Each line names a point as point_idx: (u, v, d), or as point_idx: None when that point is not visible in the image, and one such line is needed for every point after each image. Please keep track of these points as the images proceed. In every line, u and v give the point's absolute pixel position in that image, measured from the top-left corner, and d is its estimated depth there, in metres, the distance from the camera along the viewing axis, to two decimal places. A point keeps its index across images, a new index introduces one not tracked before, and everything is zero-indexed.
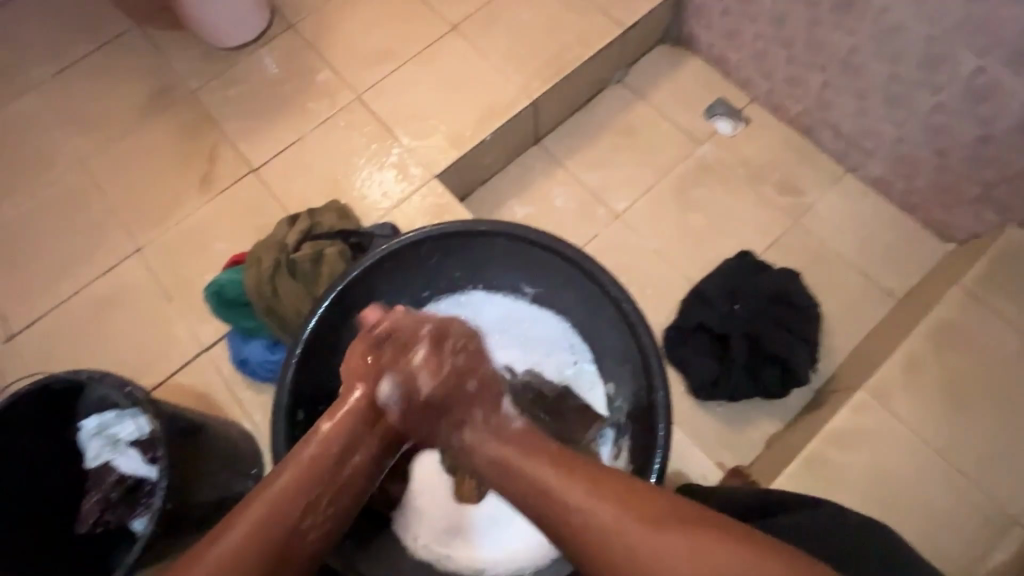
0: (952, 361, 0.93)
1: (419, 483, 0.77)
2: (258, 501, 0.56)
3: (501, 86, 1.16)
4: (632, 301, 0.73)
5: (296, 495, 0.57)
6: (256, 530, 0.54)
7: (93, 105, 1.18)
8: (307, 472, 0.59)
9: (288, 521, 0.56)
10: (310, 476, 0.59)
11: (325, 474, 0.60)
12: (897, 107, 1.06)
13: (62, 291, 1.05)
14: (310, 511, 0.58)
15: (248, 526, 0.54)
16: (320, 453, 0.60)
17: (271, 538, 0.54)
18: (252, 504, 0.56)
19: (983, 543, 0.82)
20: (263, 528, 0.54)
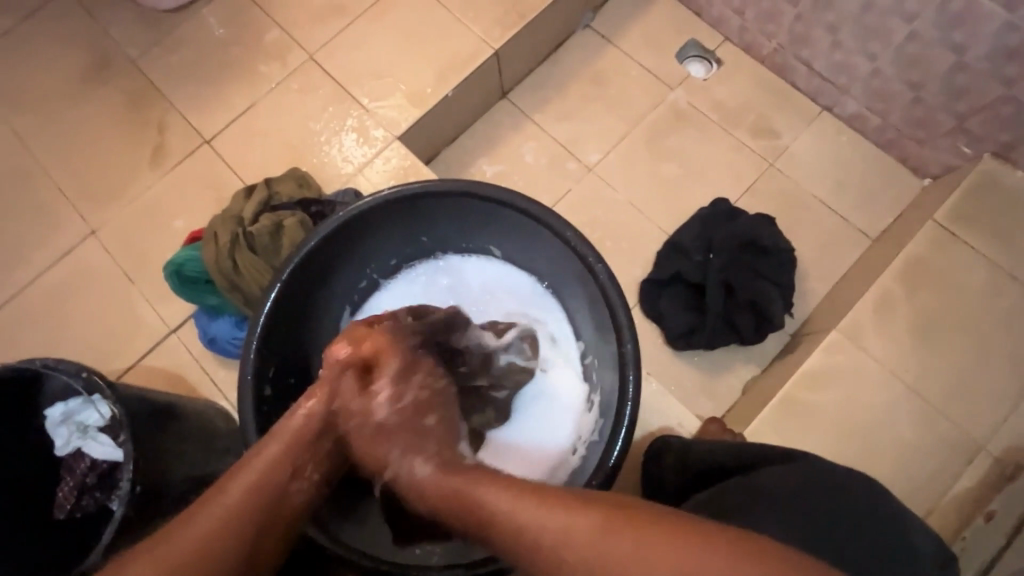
0: (923, 297, 0.93)
1: None
2: (248, 467, 0.53)
3: (461, 37, 1.10)
4: (598, 255, 0.72)
5: (280, 466, 0.54)
6: (247, 497, 0.51)
7: (27, 80, 1.11)
8: (296, 440, 0.56)
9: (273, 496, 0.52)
10: (298, 443, 0.56)
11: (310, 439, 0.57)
12: (871, 39, 1.02)
13: (18, 278, 1.02)
14: (296, 476, 0.55)
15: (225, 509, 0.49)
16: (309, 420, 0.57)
17: (258, 510, 0.51)
18: (240, 472, 0.52)
19: (950, 472, 0.85)
20: (253, 495, 0.51)
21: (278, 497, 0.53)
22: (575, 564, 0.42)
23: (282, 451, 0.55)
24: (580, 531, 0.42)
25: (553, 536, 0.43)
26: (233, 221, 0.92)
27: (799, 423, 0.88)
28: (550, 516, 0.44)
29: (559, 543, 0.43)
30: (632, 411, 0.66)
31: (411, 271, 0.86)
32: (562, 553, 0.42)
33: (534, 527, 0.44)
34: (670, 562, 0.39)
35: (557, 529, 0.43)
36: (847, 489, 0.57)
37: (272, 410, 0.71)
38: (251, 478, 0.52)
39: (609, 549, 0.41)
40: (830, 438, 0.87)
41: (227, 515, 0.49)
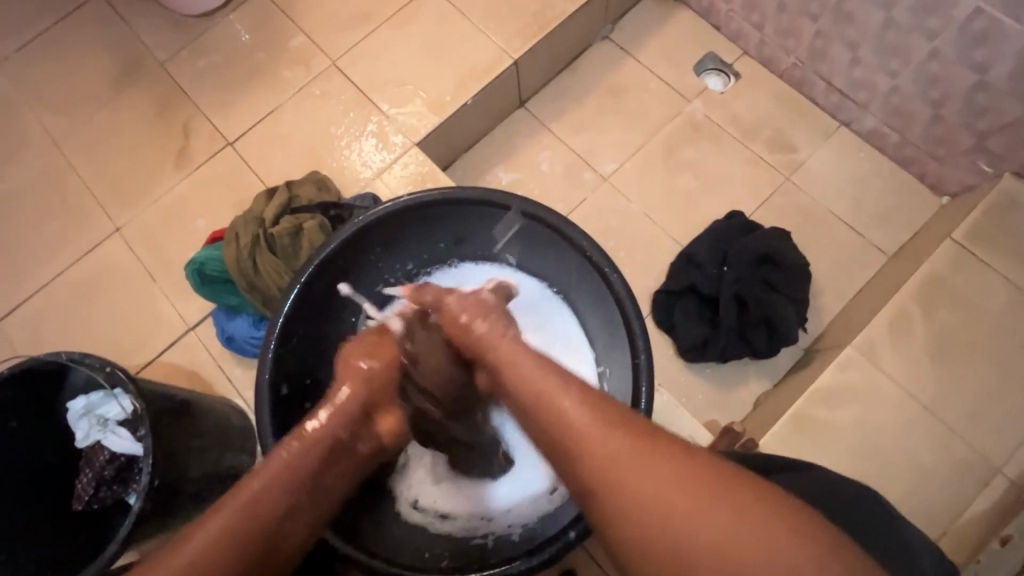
0: (940, 316, 0.93)
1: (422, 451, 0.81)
2: (242, 492, 0.48)
3: (481, 46, 1.12)
4: (614, 265, 0.72)
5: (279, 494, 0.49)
6: (242, 522, 0.47)
7: (60, 80, 1.14)
8: (290, 469, 0.51)
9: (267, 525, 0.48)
10: (293, 474, 0.51)
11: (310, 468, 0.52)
12: (891, 55, 1.02)
13: (45, 273, 1.04)
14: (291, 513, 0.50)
15: (224, 522, 0.46)
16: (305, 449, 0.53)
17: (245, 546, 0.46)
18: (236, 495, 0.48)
19: (966, 494, 0.83)
20: (245, 525, 0.47)
21: (269, 532, 0.48)
22: (615, 476, 0.44)
23: (283, 490, 0.50)
24: (629, 447, 0.45)
25: (610, 453, 0.45)
26: (254, 222, 0.94)
27: (811, 438, 0.87)
28: (606, 436, 0.46)
29: (608, 452, 0.45)
30: (644, 422, 0.66)
31: (426, 277, 0.87)
32: (607, 466, 0.45)
33: (590, 435, 0.47)
34: (710, 502, 0.41)
35: (661, 480, 0.42)
36: (859, 505, 0.57)
37: (288, 409, 0.72)
38: (245, 506, 0.48)
39: (651, 474, 0.43)
40: (843, 455, 0.86)
41: (214, 553, 0.44)
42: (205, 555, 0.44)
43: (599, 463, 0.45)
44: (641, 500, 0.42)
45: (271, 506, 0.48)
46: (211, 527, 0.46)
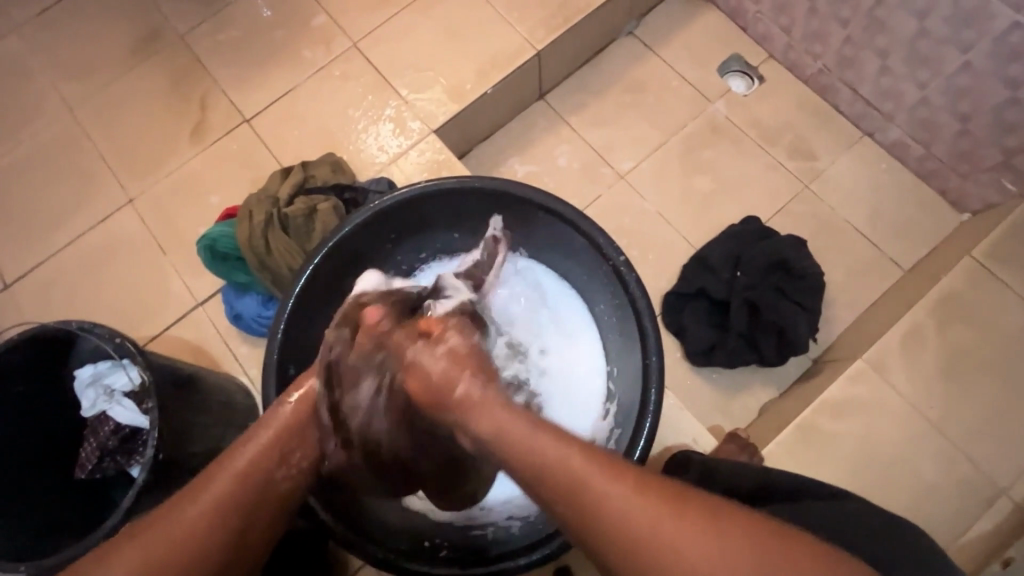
0: (955, 333, 0.91)
1: None
2: (221, 474, 0.54)
3: (505, 35, 1.11)
4: (630, 264, 0.71)
5: (259, 464, 0.56)
6: (223, 498, 0.52)
7: (79, 47, 1.14)
8: (272, 442, 0.58)
9: (251, 493, 0.53)
10: (276, 444, 0.58)
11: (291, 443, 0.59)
12: (922, 66, 1.00)
13: (56, 240, 1.04)
14: (276, 479, 0.56)
15: (214, 495, 0.52)
16: (285, 426, 0.59)
17: (233, 515, 0.52)
18: (214, 476, 0.53)
19: (970, 514, 0.83)
20: (231, 497, 0.52)
21: (263, 483, 0.55)
22: (636, 531, 0.43)
23: (267, 450, 0.57)
24: (637, 494, 0.45)
25: (623, 505, 0.44)
26: (269, 201, 0.94)
27: (818, 450, 0.86)
28: (617, 486, 0.45)
29: (624, 503, 0.44)
30: (651, 424, 0.66)
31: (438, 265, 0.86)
32: (627, 523, 0.44)
33: (605, 491, 0.45)
34: (722, 542, 0.42)
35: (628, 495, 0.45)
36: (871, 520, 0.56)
37: None
38: (230, 477, 0.54)
39: (666, 516, 0.43)
40: (850, 469, 0.85)
41: (204, 519, 0.50)
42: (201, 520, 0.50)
43: (617, 523, 0.44)
44: (657, 547, 0.42)
45: (257, 465, 0.55)
46: (201, 498, 0.51)
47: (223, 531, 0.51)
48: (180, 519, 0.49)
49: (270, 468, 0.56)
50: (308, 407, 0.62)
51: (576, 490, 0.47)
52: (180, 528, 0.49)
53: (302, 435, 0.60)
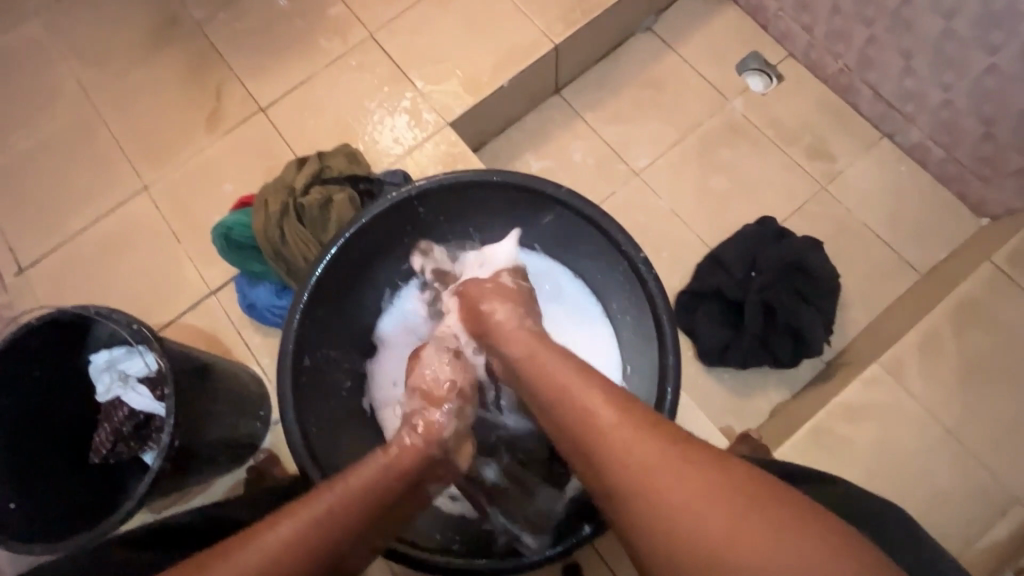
0: (973, 339, 0.91)
1: None
2: (310, 506, 0.53)
3: (523, 28, 1.10)
4: (648, 262, 0.71)
5: (356, 514, 0.55)
6: (311, 534, 0.52)
7: (97, 32, 1.13)
8: (376, 501, 0.57)
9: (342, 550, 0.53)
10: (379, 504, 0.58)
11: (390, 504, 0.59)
12: (948, 68, 0.98)
13: (72, 225, 1.04)
14: (361, 550, 0.56)
15: (304, 525, 0.52)
16: (390, 481, 0.60)
17: (321, 555, 0.52)
18: (303, 507, 0.53)
19: (983, 521, 0.82)
20: (320, 542, 0.52)
21: (340, 555, 0.53)
22: (646, 478, 0.48)
23: (365, 497, 0.57)
24: (653, 448, 0.49)
25: (644, 459, 0.49)
26: (284, 190, 0.94)
27: (831, 454, 0.85)
28: (638, 442, 0.50)
29: (620, 436, 0.51)
30: (667, 424, 0.65)
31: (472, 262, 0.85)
32: (643, 471, 0.48)
33: (628, 444, 0.50)
34: (723, 499, 0.45)
35: (641, 445, 0.50)
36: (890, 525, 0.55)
37: (308, 381, 0.72)
38: (320, 515, 0.53)
39: (679, 469, 0.47)
40: (864, 473, 0.84)
41: (282, 562, 0.49)
42: (284, 553, 0.50)
43: (638, 476, 0.48)
44: (635, 466, 0.49)
45: (356, 522, 0.55)
46: (287, 531, 0.51)
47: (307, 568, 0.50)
48: (272, 537, 0.50)
49: (363, 527, 0.56)
50: (418, 461, 0.62)
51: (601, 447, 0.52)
52: (267, 550, 0.49)
53: (405, 499, 0.61)
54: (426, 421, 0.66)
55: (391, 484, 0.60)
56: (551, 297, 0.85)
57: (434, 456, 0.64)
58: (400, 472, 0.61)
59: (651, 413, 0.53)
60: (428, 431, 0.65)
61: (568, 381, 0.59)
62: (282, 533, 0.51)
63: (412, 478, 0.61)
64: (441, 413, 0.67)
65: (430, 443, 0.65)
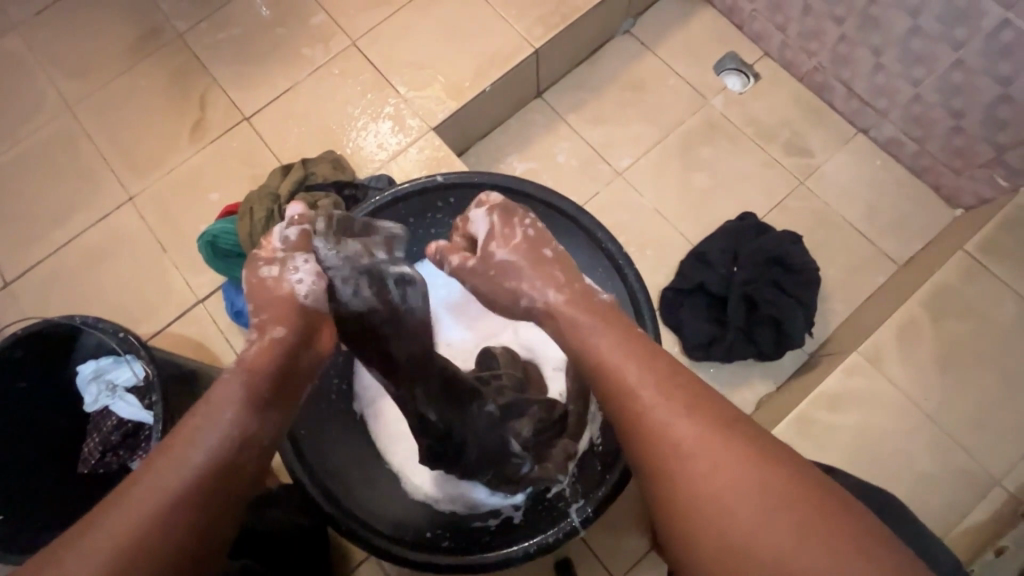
0: (949, 327, 0.93)
1: (396, 423, 0.79)
2: (178, 447, 0.50)
3: (503, 33, 1.11)
4: (628, 257, 0.74)
5: (228, 428, 0.53)
6: (180, 474, 0.49)
7: (79, 45, 1.14)
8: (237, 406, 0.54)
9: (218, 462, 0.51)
10: (243, 411, 0.54)
11: (256, 408, 0.55)
12: (917, 63, 1.01)
13: (57, 238, 1.04)
14: (245, 450, 0.53)
15: (174, 469, 0.49)
16: (247, 386, 0.56)
17: (198, 485, 0.49)
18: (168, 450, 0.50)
19: (964, 504, 0.83)
20: (191, 471, 0.49)
21: (220, 470, 0.51)
22: (682, 459, 0.47)
23: (233, 413, 0.54)
24: (693, 423, 0.47)
25: (685, 441, 0.47)
26: (270, 197, 0.95)
27: (814, 442, 0.87)
28: (686, 419, 0.48)
29: (664, 415, 0.48)
30: None
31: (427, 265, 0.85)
32: (682, 450, 0.47)
33: (669, 421, 0.48)
34: (768, 491, 0.43)
35: (690, 431, 0.47)
36: None
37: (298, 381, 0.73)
38: (189, 449, 0.50)
39: (730, 458, 0.45)
40: (846, 460, 0.86)
41: (164, 491, 0.47)
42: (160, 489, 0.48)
43: (676, 448, 0.47)
44: (684, 448, 0.47)
45: (223, 441, 0.52)
46: (164, 468, 0.49)
47: (186, 502, 0.48)
48: (139, 497, 0.47)
49: (239, 440, 0.53)
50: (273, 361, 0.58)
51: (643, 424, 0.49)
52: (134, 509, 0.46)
53: (270, 396, 0.57)
54: (277, 331, 0.60)
55: (260, 388, 0.56)
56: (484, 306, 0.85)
57: (288, 348, 0.60)
58: (260, 377, 0.57)
59: (696, 388, 0.50)
60: (286, 327, 0.60)
61: (597, 339, 0.55)
62: (149, 492, 0.47)
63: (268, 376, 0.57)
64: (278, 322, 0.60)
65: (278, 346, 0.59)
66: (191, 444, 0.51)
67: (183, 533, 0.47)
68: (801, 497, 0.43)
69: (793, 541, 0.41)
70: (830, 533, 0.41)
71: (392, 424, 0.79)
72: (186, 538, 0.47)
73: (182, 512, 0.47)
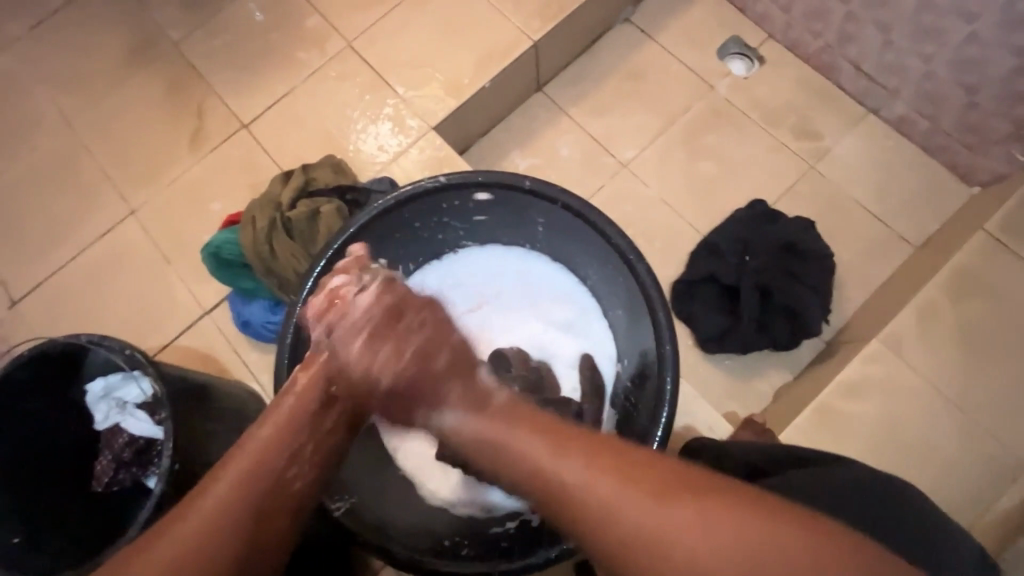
0: (970, 308, 0.90)
1: (401, 436, 0.79)
2: (237, 455, 0.56)
3: (501, 27, 1.09)
4: (638, 252, 0.71)
5: (279, 443, 0.58)
6: (236, 486, 0.54)
7: (73, 59, 1.13)
8: (288, 423, 0.60)
9: (271, 475, 0.56)
10: (293, 426, 0.60)
11: (308, 423, 0.61)
12: (927, 39, 0.98)
13: (61, 255, 1.04)
14: (294, 463, 0.58)
15: (231, 479, 0.54)
16: (299, 404, 0.61)
17: (255, 493, 0.54)
18: (231, 459, 0.56)
19: (993, 489, 0.81)
20: (248, 479, 0.54)
21: (273, 481, 0.56)
22: (608, 516, 0.47)
23: (286, 426, 0.60)
24: (597, 475, 0.49)
25: (603, 497, 0.48)
26: (271, 205, 0.93)
27: (835, 432, 0.84)
28: (597, 475, 0.49)
29: (572, 478, 0.49)
30: (669, 413, 0.66)
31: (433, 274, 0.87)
32: (612, 512, 0.47)
33: (583, 483, 0.49)
34: (699, 513, 0.45)
35: (606, 482, 0.48)
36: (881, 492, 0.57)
37: None
38: (246, 457, 0.56)
39: (650, 497, 0.46)
40: (869, 450, 0.84)
41: (222, 512, 0.52)
42: (220, 504, 0.52)
43: (599, 513, 0.47)
44: (604, 505, 0.47)
45: (272, 452, 0.57)
46: (224, 476, 0.54)
47: (241, 508, 0.53)
48: (200, 505, 0.52)
49: (288, 452, 0.58)
50: (315, 379, 0.63)
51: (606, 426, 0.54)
52: (195, 517, 0.51)
53: (320, 411, 0.62)
54: (322, 355, 0.64)
55: (310, 404, 0.62)
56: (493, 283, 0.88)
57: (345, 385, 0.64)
58: (309, 396, 0.62)
59: (589, 437, 0.52)
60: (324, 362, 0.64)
61: (501, 425, 0.56)
62: (210, 498, 0.53)
63: (319, 396, 0.62)
64: (322, 348, 0.64)
65: (326, 371, 0.63)
66: (244, 452, 0.56)
67: (238, 539, 0.52)
68: (718, 508, 0.45)
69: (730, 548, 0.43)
70: (763, 526, 0.44)
71: (410, 425, 0.80)
72: (241, 541, 0.52)
73: (234, 538, 0.51)
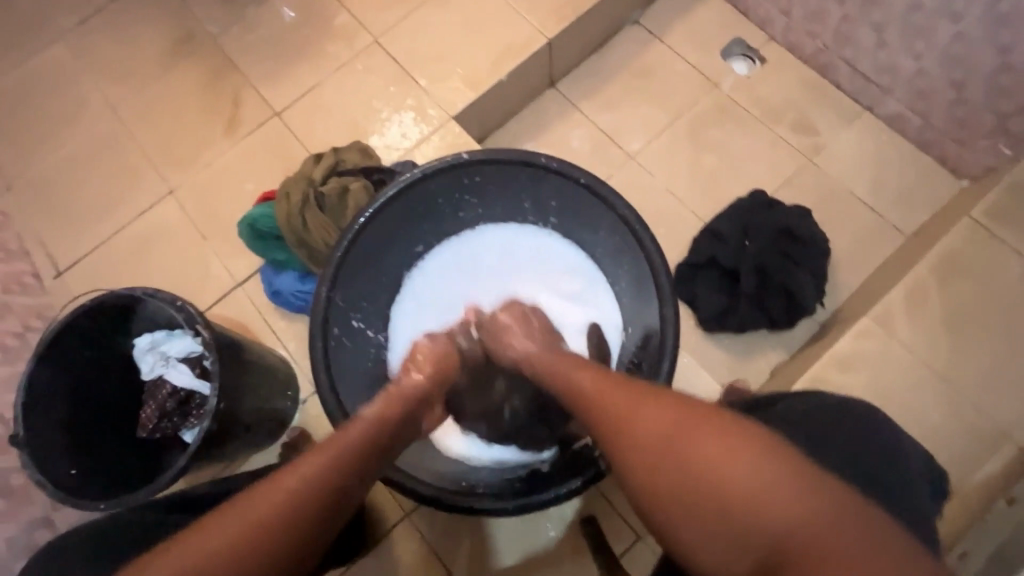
0: (956, 289, 0.96)
1: None
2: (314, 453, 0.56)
3: (517, 26, 1.17)
4: (643, 221, 0.77)
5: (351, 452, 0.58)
6: (308, 477, 0.53)
7: (119, 50, 1.22)
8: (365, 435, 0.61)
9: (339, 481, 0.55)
10: (366, 439, 0.61)
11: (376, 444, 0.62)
12: (918, 38, 1.05)
13: (104, 229, 1.12)
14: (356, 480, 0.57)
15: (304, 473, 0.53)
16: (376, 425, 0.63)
17: (319, 491, 0.52)
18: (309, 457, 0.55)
19: (975, 456, 0.86)
20: (319, 476, 0.54)
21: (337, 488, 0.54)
22: (668, 451, 0.52)
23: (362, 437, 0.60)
24: (669, 415, 0.54)
25: (673, 439, 0.52)
26: (304, 182, 1.00)
27: None
28: (667, 419, 0.54)
29: (646, 422, 0.55)
30: (669, 365, 0.71)
31: (449, 248, 0.94)
32: (674, 449, 0.51)
33: (654, 423, 0.54)
34: (761, 459, 0.47)
35: (680, 429, 0.52)
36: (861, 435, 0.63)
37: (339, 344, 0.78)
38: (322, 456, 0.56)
39: (716, 440, 0.50)
40: None
41: (286, 503, 0.50)
42: (288, 496, 0.50)
43: (662, 446, 0.52)
44: (669, 443, 0.52)
45: (345, 458, 0.57)
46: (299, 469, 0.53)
47: (303, 505, 0.51)
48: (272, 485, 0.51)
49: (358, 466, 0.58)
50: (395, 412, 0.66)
51: (640, 425, 0.55)
52: (262, 501, 0.49)
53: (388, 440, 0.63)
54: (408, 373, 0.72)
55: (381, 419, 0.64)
56: (503, 260, 0.96)
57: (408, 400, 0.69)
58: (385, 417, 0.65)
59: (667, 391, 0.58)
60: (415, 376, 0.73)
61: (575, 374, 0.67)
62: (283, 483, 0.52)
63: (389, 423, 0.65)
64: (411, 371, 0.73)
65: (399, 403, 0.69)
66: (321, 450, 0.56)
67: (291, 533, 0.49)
68: (789, 468, 0.46)
69: (790, 497, 0.44)
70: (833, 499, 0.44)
71: None
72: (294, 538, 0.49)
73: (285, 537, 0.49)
